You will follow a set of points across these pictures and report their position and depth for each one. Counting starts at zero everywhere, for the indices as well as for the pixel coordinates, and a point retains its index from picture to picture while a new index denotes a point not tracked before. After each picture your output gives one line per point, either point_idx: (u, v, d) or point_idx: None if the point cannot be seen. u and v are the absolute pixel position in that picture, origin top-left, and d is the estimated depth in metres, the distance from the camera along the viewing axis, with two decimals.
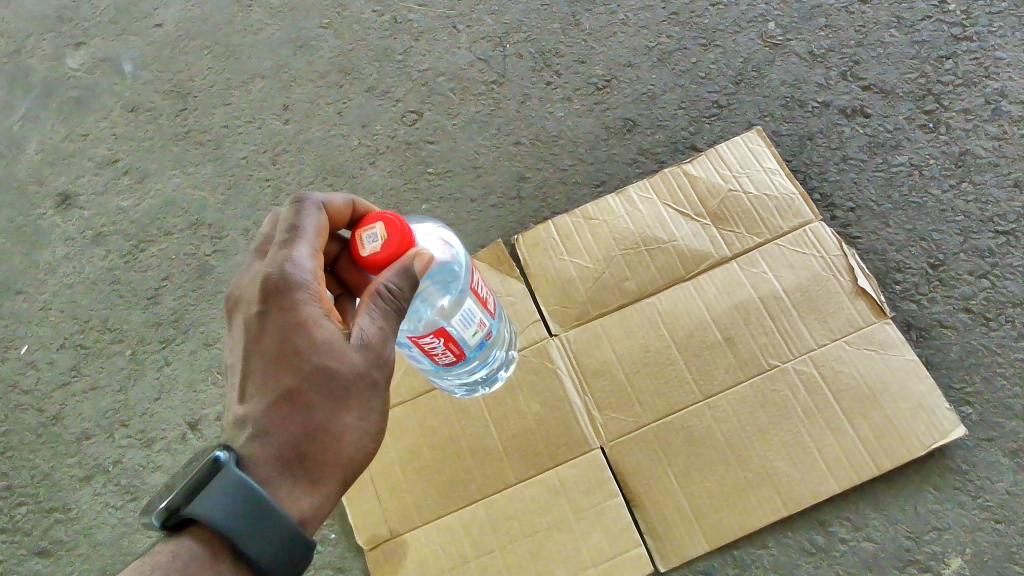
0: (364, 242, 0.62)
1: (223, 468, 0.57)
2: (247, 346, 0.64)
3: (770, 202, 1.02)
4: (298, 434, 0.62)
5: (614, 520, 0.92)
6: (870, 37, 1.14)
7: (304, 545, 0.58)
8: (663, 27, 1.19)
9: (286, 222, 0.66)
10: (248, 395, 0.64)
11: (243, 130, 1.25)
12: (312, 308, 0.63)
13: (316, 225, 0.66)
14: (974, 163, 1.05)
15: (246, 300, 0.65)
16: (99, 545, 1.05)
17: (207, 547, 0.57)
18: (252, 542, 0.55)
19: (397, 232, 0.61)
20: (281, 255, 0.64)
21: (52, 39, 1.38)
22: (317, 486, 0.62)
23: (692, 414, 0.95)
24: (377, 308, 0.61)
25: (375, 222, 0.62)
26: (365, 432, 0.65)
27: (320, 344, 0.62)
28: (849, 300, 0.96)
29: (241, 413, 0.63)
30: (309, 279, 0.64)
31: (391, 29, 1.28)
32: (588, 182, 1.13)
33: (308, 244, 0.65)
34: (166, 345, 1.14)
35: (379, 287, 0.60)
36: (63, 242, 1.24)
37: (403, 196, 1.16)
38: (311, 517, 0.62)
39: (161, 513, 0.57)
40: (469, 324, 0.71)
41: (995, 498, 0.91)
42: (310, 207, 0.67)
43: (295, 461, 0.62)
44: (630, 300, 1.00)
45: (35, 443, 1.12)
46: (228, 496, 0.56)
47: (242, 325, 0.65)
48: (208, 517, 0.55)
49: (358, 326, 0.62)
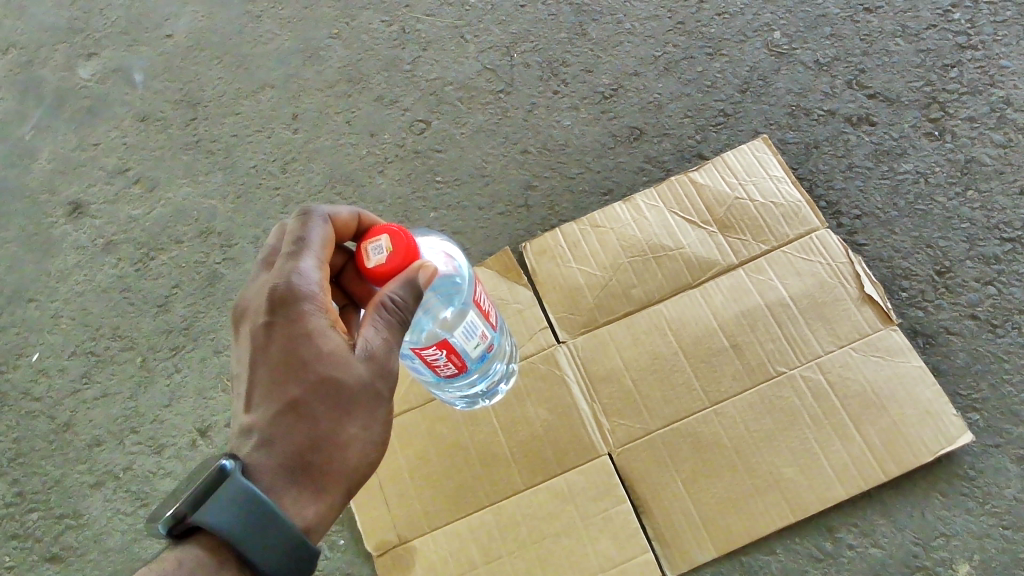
0: (369, 253, 0.63)
1: (231, 478, 0.58)
2: (253, 356, 0.65)
3: (776, 210, 1.02)
4: (303, 443, 0.63)
5: (622, 527, 0.93)
6: (875, 46, 1.15)
7: (309, 554, 0.58)
8: (670, 37, 1.20)
9: (292, 234, 0.67)
10: (254, 403, 0.64)
11: (253, 140, 1.26)
12: (317, 319, 0.64)
13: (321, 236, 0.67)
14: (980, 170, 1.06)
15: (253, 311, 0.66)
16: (109, 551, 1.06)
17: (213, 554, 0.57)
18: (259, 550, 0.56)
19: (401, 244, 0.62)
20: (287, 266, 0.65)
21: (64, 50, 1.39)
22: (322, 494, 0.63)
23: (698, 421, 0.95)
24: (381, 319, 0.62)
25: (381, 234, 0.63)
26: (372, 440, 0.65)
27: (325, 354, 0.63)
28: (855, 307, 0.96)
29: (247, 422, 0.64)
30: (315, 290, 0.64)
31: (400, 39, 1.29)
32: (596, 190, 1.14)
33: (313, 255, 0.66)
34: (176, 352, 1.15)
35: (384, 299, 0.61)
36: (73, 250, 1.25)
37: (411, 205, 1.17)
38: (317, 523, 0.62)
39: (166, 520, 0.57)
40: (471, 336, 0.71)
41: (1002, 504, 0.91)
42: (317, 219, 0.68)
43: (300, 470, 0.62)
44: (637, 307, 1.01)
45: (46, 449, 1.13)
46: (235, 505, 0.57)
47: (248, 336, 0.66)
48: (216, 526, 0.56)
49: (363, 338, 0.63)
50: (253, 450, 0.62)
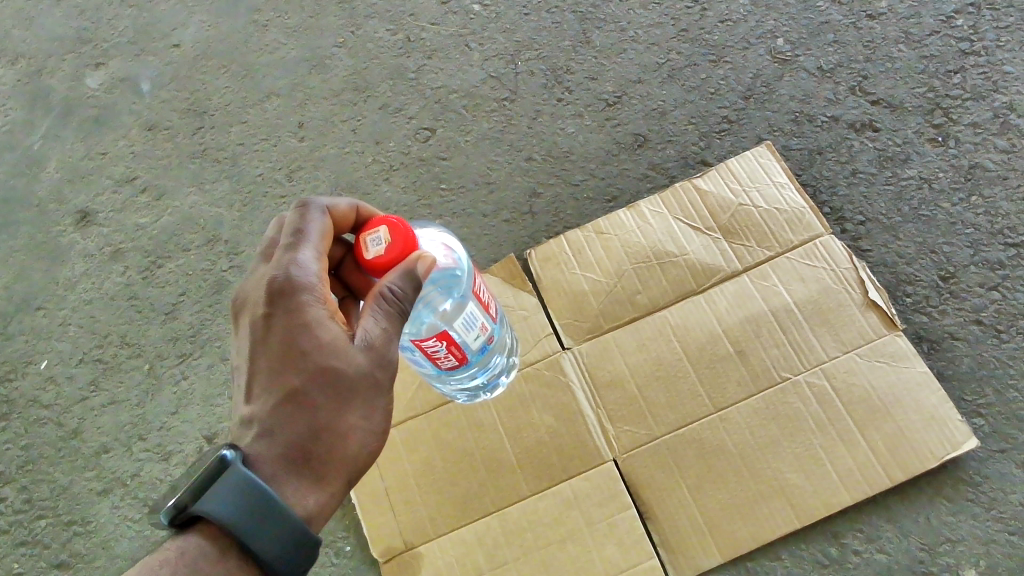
0: (368, 245, 0.63)
1: (232, 467, 0.58)
2: (253, 347, 0.66)
3: (781, 216, 1.03)
4: (304, 433, 0.63)
5: (627, 532, 0.93)
6: (878, 52, 1.16)
7: (310, 543, 0.59)
8: (673, 44, 1.21)
9: (291, 227, 0.68)
10: (255, 395, 0.65)
11: (259, 148, 1.27)
12: (316, 310, 0.64)
13: (321, 229, 0.68)
14: (984, 176, 1.06)
15: (252, 303, 0.67)
16: (117, 557, 1.07)
17: (215, 544, 0.58)
18: (261, 539, 0.57)
19: (400, 236, 0.63)
20: (286, 258, 0.66)
21: (73, 60, 1.40)
22: (324, 483, 0.63)
23: (703, 427, 0.95)
24: (381, 310, 0.62)
25: (379, 225, 0.63)
26: (371, 432, 0.66)
27: (324, 345, 0.63)
28: (860, 312, 0.96)
29: (248, 414, 0.65)
30: (314, 282, 0.65)
31: (405, 47, 1.30)
32: (600, 197, 1.14)
33: (312, 247, 0.67)
34: (183, 360, 1.16)
35: (383, 290, 0.62)
36: (82, 258, 1.26)
37: (415, 212, 1.18)
38: (317, 514, 0.63)
39: (168, 510, 0.58)
40: (471, 328, 0.71)
41: (1008, 510, 0.91)
42: (315, 212, 0.69)
43: (300, 459, 0.63)
44: (641, 313, 1.02)
45: (54, 456, 1.14)
46: (238, 494, 0.57)
47: (248, 327, 0.67)
48: (219, 514, 0.56)
49: (363, 329, 0.63)
50: (253, 442, 0.63)
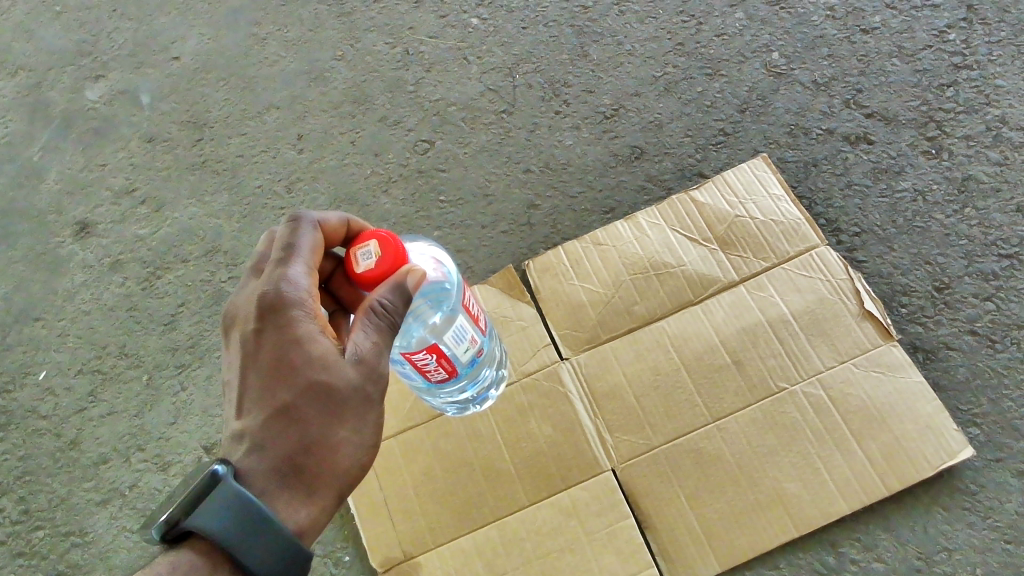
0: (359, 259, 0.64)
1: (223, 482, 0.59)
2: (244, 362, 0.66)
3: (776, 228, 1.04)
4: (295, 446, 0.63)
5: (626, 542, 0.93)
6: (872, 66, 1.17)
7: (302, 556, 0.59)
8: (669, 58, 1.23)
9: (281, 242, 0.68)
10: (246, 410, 0.65)
11: (259, 160, 1.28)
12: (307, 325, 0.65)
13: (311, 243, 0.69)
14: (977, 188, 1.07)
15: (242, 318, 0.67)
16: (114, 568, 1.07)
17: (207, 558, 0.58)
18: (255, 552, 0.57)
19: (390, 250, 0.64)
20: (277, 272, 0.66)
21: (73, 73, 1.41)
22: (315, 496, 0.64)
23: (701, 436, 0.96)
24: (371, 324, 0.63)
25: (369, 240, 0.64)
26: (364, 444, 0.66)
27: (315, 359, 0.64)
28: (856, 324, 0.97)
29: (239, 429, 0.65)
30: (305, 296, 0.66)
31: (403, 61, 1.31)
32: (598, 209, 1.15)
33: (303, 262, 0.67)
34: (182, 370, 1.16)
35: (373, 303, 0.62)
36: (80, 269, 1.26)
37: (414, 223, 1.19)
38: (308, 528, 0.63)
39: (160, 525, 0.58)
40: (460, 341, 0.72)
41: (1004, 519, 0.92)
42: (306, 226, 0.69)
43: (291, 473, 0.63)
44: (639, 324, 1.02)
45: (53, 467, 1.14)
46: (228, 508, 0.58)
47: (239, 342, 0.67)
48: (208, 529, 0.57)
49: (354, 343, 0.64)
50: (251, 454, 0.63)
